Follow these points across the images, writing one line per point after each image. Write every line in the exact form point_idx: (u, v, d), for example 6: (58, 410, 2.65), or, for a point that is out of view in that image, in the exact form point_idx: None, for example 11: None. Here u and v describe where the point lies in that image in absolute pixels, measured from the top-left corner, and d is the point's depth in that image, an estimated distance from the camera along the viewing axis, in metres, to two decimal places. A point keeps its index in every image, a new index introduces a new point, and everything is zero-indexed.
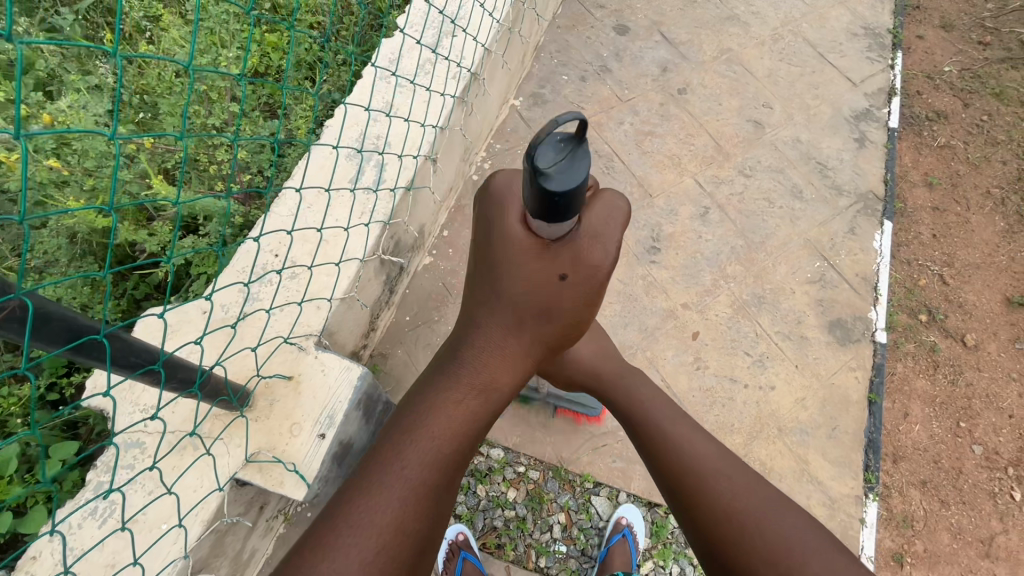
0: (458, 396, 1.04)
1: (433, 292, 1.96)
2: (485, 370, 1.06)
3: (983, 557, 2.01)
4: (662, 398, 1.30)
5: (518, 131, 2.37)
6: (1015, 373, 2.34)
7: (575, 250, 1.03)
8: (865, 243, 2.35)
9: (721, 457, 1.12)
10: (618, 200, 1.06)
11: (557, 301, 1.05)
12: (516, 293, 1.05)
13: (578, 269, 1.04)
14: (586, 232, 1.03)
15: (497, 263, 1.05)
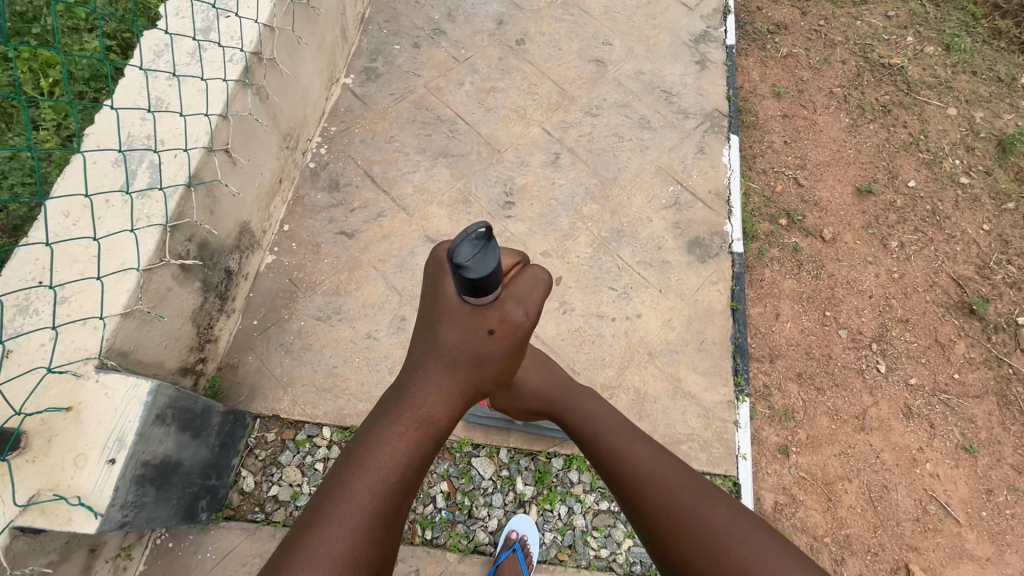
0: (403, 430, 1.00)
1: (280, 290, 1.88)
2: (432, 402, 1.05)
3: (860, 431, 2.13)
4: (619, 420, 1.33)
5: (354, 110, 2.27)
6: (871, 257, 2.49)
7: (500, 309, 1.05)
8: (714, 160, 2.40)
9: (674, 469, 1.14)
10: (540, 271, 1.10)
11: (485, 356, 1.07)
12: (452, 346, 1.06)
13: (504, 330, 1.06)
14: (511, 296, 1.06)
15: (436, 316, 1.07)
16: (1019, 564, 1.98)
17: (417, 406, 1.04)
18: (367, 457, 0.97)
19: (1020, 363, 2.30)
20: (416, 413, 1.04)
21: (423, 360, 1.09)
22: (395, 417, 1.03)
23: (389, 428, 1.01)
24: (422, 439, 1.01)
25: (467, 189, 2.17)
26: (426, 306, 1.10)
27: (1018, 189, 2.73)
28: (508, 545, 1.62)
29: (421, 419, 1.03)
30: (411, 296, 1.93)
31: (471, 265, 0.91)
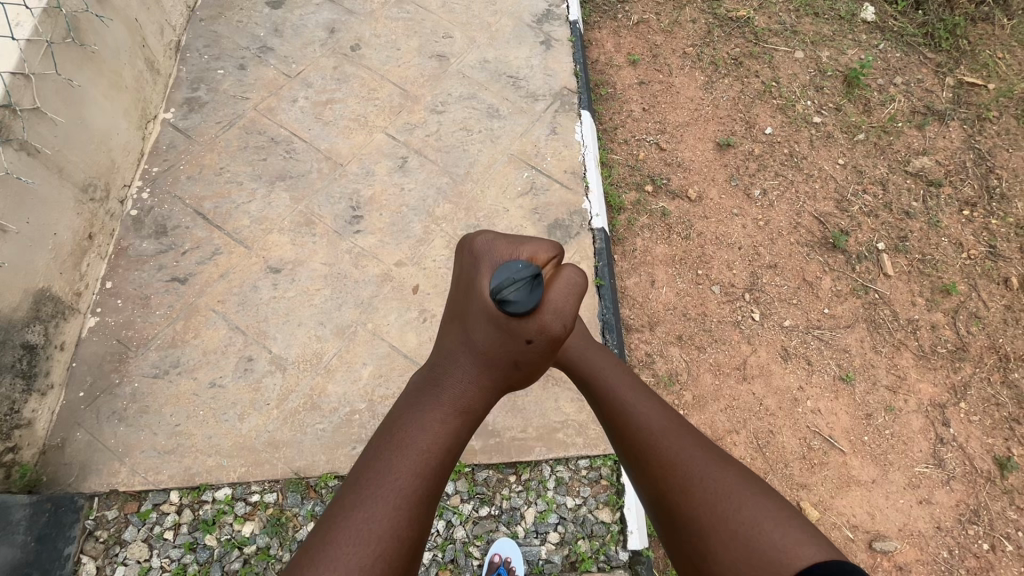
0: (441, 417, 0.94)
1: (107, 353, 1.74)
2: (473, 393, 0.99)
3: (742, 382, 2.17)
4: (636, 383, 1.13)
5: (177, 145, 2.12)
6: (737, 209, 2.52)
7: (540, 319, 0.97)
8: (568, 138, 2.38)
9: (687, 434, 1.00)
10: (574, 272, 1.02)
11: (522, 360, 1.01)
12: (488, 347, 1.00)
13: (544, 338, 0.99)
14: (550, 306, 0.98)
15: (472, 316, 1.01)
16: (902, 480, 2.05)
17: (454, 394, 0.98)
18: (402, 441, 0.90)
19: (883, 288, 2.39)
20: (454, 400, 0.97)
21: (456, 353, 1.02)
22: (426, 404, 0.96)
23: (426, 412, 0.94)
24: (458, 430, 0.95)
25: (309, 211, 2.06)
26: (461, 300, 1.06)
27: (866, 121, 2.84)
28: (493, 571, 1.59)
29: (460, 409, 0.97)
30: (256, 334, 1.83)
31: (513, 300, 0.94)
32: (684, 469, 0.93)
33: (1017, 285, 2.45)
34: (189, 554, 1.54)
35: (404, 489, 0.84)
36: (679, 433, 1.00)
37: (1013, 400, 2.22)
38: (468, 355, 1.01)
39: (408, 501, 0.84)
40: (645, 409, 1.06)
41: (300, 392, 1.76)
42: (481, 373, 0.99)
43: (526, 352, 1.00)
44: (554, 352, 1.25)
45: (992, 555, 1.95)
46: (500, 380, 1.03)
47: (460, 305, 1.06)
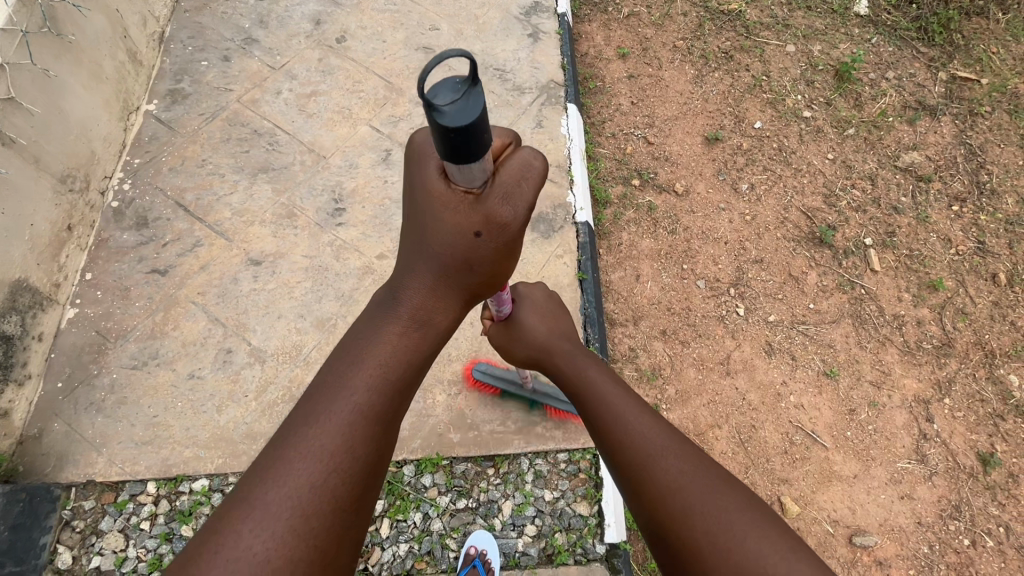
0: (397, 330, 0.88)
1: (86, 344, 1.74)
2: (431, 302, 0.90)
3: (725, 377, 2.16)
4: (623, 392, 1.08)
5: (159, 137, 2.12)
6: (724, 204, 2.51)
7: (487, 208, 0.82)
8: (553, 132, 2.36)
9: (688, 455, 0.92)
10: (532, 154, 0.85)
11: (476, 259, 0.86)
12: (437, 244, 0.85)
13: (495, 228, 0.84)
14: (500, 186, 0.82)
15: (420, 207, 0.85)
16: (884, 475, 2.04)
17: (410, 307, 0.89)
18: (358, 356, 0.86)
19: (870, 283, 2.38)
20: (413, 311, 0.89)
21: (411, 259, 0.90)
22: (383, 317, 0.90)
23: (381, 328, 0.88)
24: (415, 344, 0.89)
25: (291, 203, 2.05)
26: (409, 203, 0.88)
27: (857, 116, 2.82)
28: (469, 563, 1.59)
29: (419, 320, 0.89)
30: (236, 326, 1.82)
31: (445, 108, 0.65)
32: (677, 486, 0.86)
33: (1005, 281, 2.44)
34: (165, 544, 1.55)
35: (358, 406, 0.80)
36: (663, 441, 0.93)
37: (997, 396, 2.22)
38: (421, 259, 0.88)
39: (361, 413, 0.80)
40: (629, 415, 1.00)
41: (278, 384, 1.76)
42: (436, 280, 0.88)
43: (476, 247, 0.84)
44: (546, 360, 1.25)
45: (973, 550, 1.95)
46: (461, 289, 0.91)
47: (412, 208, 0.89)
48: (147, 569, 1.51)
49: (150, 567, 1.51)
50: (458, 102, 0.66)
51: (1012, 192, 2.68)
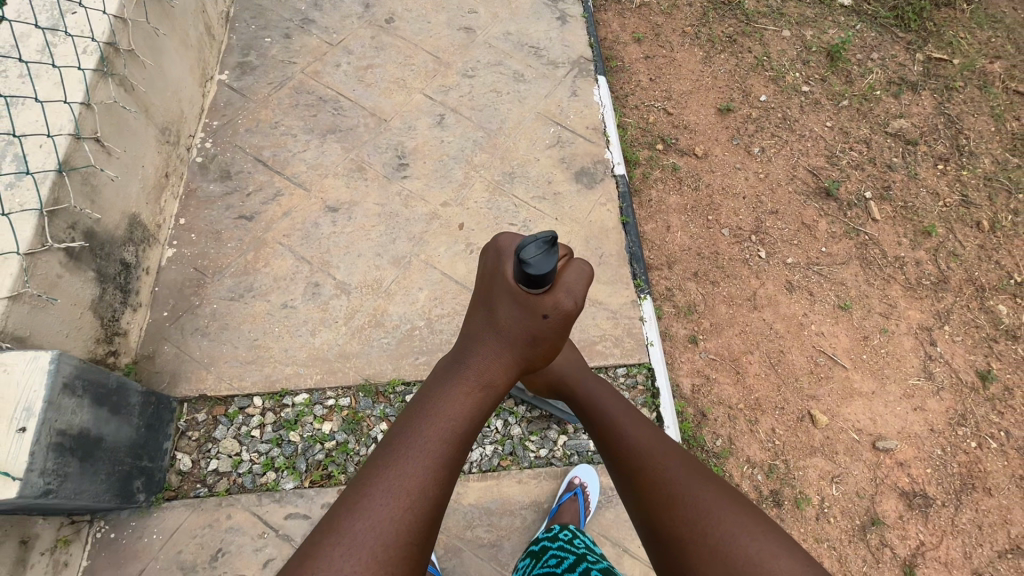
0: (464, 391, 1.02)
1: (186, 279, 1.89)
2: (495, 370, 1.06)
3: (753, 311, 2.40)
4: (636, 415, 1.29)
5: (233, 103, 2.30)
6: (739, 164, 2.78)
7: (553, 296, 1.05)
8: (587, 100, 2.62)
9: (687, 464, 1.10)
10: (584, 264, 1.10)
11: (541, 336, 1.08)
12: (507, 324, 1.07)
13: (559, 315, 1.06)
14: (563, 286, 1.06)
15: (495, 289, 1.09)
16: (899, 391, 2.29)
17: (474, 372, 1.04)
18: (433, 413, 0.97)
19: (873, 230, 2.67)
20: (480, 377, 1.04)
21: (481, 332, 1.09)
22: (455, 379, 1.03)
23: (453, 387, 1.02)
24: (476, 405, 1.01)
25: (360, 159, 2.25)
26: (484, 283, 1.13)
27: (849, 90, 3.15)
28: (570, 489, 1.71)
29: (484, 384, 1.04)
30: (321, 264, 2.00)
31: (532, 262, 0.97)
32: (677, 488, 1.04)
33: (987, 227, 2.76)
34: (275, 449, 1.70)
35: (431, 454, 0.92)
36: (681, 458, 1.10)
37: (989, 323, 2.50)
38: (490, 333, 1.08)
39: (430, 464, 0.91)
40: (645, 436, 1.19)
41: (365, 311, 1.93)
42: (506, 350, 1.07)
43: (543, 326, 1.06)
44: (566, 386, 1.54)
45: (979, 451, 2.20)
46: (522, 357, 1.10)
47: (483, 288, 1.13)
48: (262, 469, 1.66)
49: (264, 467, 1.66)
50: (541, 257, 0.97)
51: (986, 154, 3.03)
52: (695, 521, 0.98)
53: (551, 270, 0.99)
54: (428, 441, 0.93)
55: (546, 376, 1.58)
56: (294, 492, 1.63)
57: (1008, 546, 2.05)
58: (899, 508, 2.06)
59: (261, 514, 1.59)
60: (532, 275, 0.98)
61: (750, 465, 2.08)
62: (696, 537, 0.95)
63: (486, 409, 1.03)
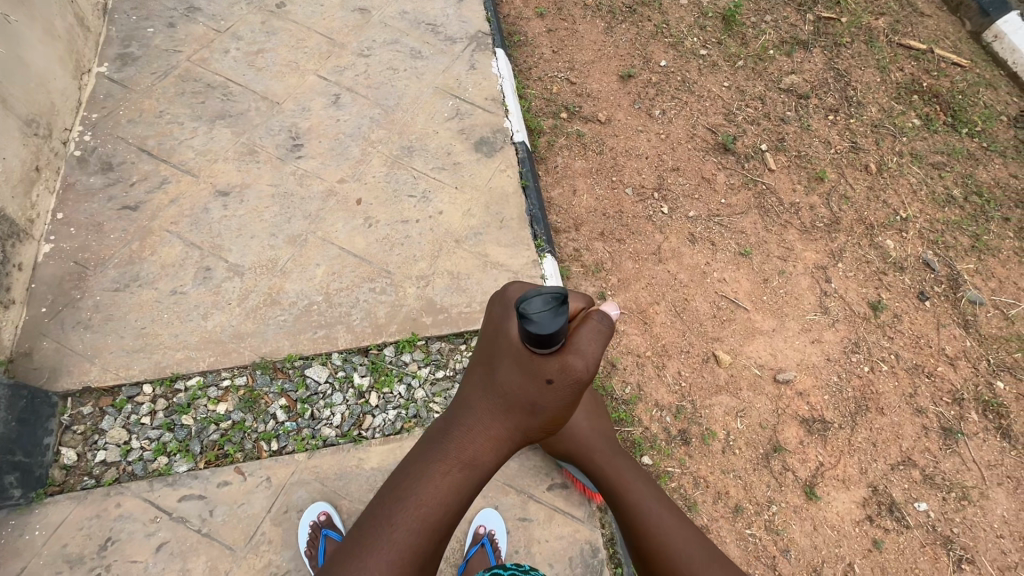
0: (446, 469, 1.14)
1: (65, 274, 1.83)
2: (476, 447, 1.17)
3: (659, 264, 2.48)
4: (646, 484, 1.58)
5: (114, 94, 2.23)
6: (641, 127, 2.87)
7: (562, 358, 1.08)
8: (486, 72, 2.64)
9: (686, 535, 1.44)
10: (602, 321, 1.11)
11: (540, 401, 1.14)
12: (511, 388, 1.15)
13: (564, 378, 1.10)
14: (573, 347, 1.09)
15: (498, 353, 1.17)
16: (797, 326, 2.42)
17: (464, 446, 1.17)
18: (409, 492, 1.12)
19: (769, 180, 2.80)
20: (460, 453, 1.16)
21: (476, 400, 1.20)
22: (435, 459, 1.16)
23: (435, 466, 1.15)
24: (463, 477, 1.14)
25: (251, 142, 2.22)
26: (490, 342, 1.21)
27: (744, 51, 3.28)
28: (475, 540, 1.64)
29: (464, 462, 1.15)
30: (212, 248, 1.97)
31: (534, 319, 0.99)
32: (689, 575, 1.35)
33: (875, 169, 2.93)
34: (168, 434, 1.67)
35: (423, 517, 1.09)
36: (677, 526, 1.46)
37: (879, 257, 2.66)
38: (491, 396, 1.18)
39: (426, 529, 1.09)
40: (645, 497, 1.53)
41: (259, 291, 1.91)
42: (504, 422, 1.18)
43: (544, 391, 1.12)
44: (585, 457, 1.64)
45: (872, 374, 2.35)
46: (517, 425, 1.18)
47: (489, 347, 1.21)
48: (154, 455, 1.62)
49: (156, 453, 1.62)
50: (547, 318, 0.98)
51: (873, 104, 3.22)
52: None
53: (558, 328, 1.00)
54: (423, 514, 1.10)
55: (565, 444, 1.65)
56: (188, 474, 1.60)
57: (900, 459, 2.18)
58: (800, 434, 2.18)
59: (154, 501, 1.56)
60: (536, 332, 0.99)
61: (658, 409, 2.16)
62: None
63: (464, 489, 1.15)
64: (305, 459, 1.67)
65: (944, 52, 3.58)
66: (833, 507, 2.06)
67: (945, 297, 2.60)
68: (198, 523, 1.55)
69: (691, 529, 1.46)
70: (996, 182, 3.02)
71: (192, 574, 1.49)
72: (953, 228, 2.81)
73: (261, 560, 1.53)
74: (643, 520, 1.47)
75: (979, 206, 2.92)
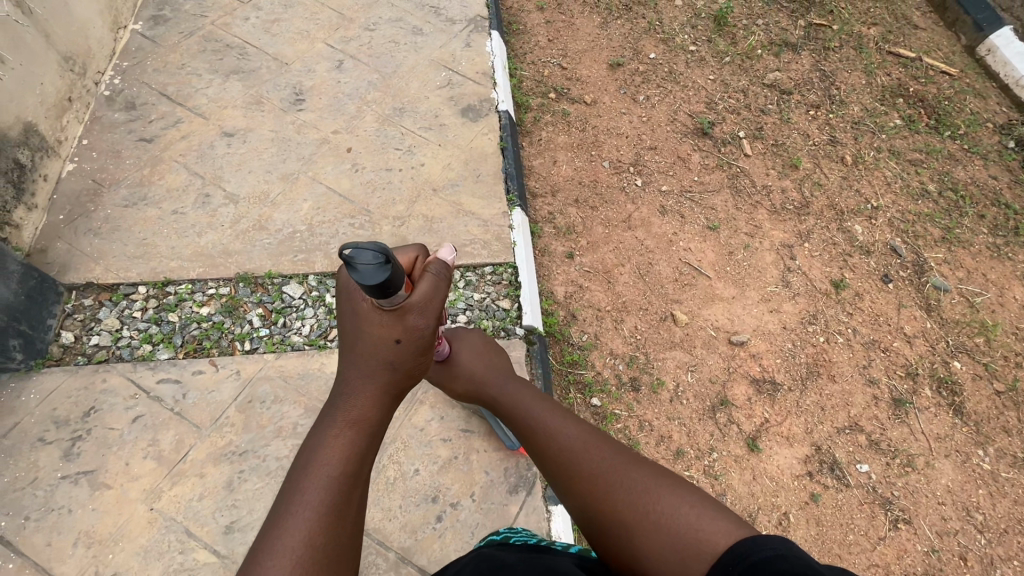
0: (335, 432, 0.98)
1: (84, 189, 2.08)
2: (357, 404, 1.00)
3: (628, 231, 2.63)
4: (548, 404, 1.41)
5: (145, 48, 2.52)
6: (625, 110, 3.05)
7: (403, 318, 0.97)
8: (480, 50, 2.87)
9: (595, 439, 1.25)
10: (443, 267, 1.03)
11: (398, 361, 1.01)
12: (367, 352, 1.00)
13: (412, 336, 0.99)
14: (417, 303, 0.98)
15: (349, 320, 1.01)
16: (757, 296, 2.52)
17: (343, 413, 1.00)
18: (305, 458, 0.97)
19: (744, 164, 2.93)
20: (343, 415, 1.00)
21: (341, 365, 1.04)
22: (320, 424, 1.00)
23: (320, 430, 0.99)
24: (355, 438, 0.99)
25: (259, 95, 2.47)
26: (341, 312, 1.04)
27: (732, 49, 3.45)
28: None
29: (353, 420, 1.00)
30: (213, 178, 2.20)
31: (361, 269, 0.82)
32: (605, 476, 1.16)
33: (850, 161, 3.04)
34: (154, 327, 1.87)
35: (329, 489, 0.93)
36: (583, 432, 1.27)
37: (846, 240, 2.75)
38: (356, 365, 1.01)
39: (330, 499, 0.93)
40: (547, 415, 1.35)
41: (251, 217, 2.13)
42: (371, 383, 1.01)
43: (401, 351, 0.99)
44: (482, 392, 1.55)
45: (827, 345, 2.42)
46: (391, 386, 1.03)
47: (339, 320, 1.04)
48: (140, 343, 1.83)
49: (142, 341, 1.83)
50: (374, 269, 0.83)
51: (855, 103, 3.34)
52: (632, 503, 1.09)
53: (387, 279, 0.85)
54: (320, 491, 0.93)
55: (462, 383, 1.58)
56: (167, 361, 1.80)
57: (847, 424, 2.24)
58: (748, 392, 2.26)
59: (137, 381, 1.75)
60: (369, 287, 0.84)
61: (612, 357, 2.28)
62: (636, 513, 1.07)
63: (367, 440, 1.01)
64: (272, 358, 1.85)
65: (934, 61, 3.68)
66: (774, 460, 2.13)
67: (909, 281, 2.66)
68: (171, 403, 1.73)
69: (597, 432, 1.27)
70: (974, 181, 3.09)
71: (160, 444, 1.66)
72: (925, 220, 2.89)
73: (222, 440, 1.69)
74: (550, 438, 1.28)
75: (953, 200, 2.99)
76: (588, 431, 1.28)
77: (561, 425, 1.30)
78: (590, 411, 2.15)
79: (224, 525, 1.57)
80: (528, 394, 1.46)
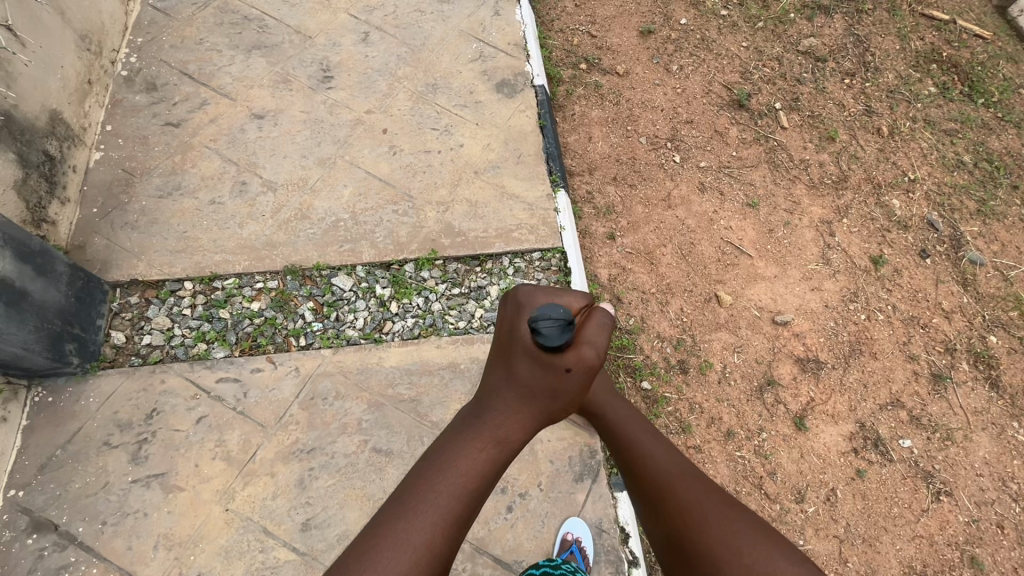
0: (479, 445, 1.06)
1: (114, 179, 1.98)
2: (505, 424, 1.10)
3: (668, 209, 2.58)
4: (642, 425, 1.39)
5: (158, 21, 2.35)
6: (658, 81, 2.94)
7: (575, 352, 1.10)
8: (509, 18, 2.71)
9: (693, 479, 1.21)
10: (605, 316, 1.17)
11: (558, 390, 1.12)
12: (529, 378, 1.12)
13: (580, 368, 1.11)
14: (585, 342, 1.12)
15: (514, 348, 1.14)
16: (799, 274, 2.51)
17: (491, 428, 1.09)
18: (447, 464, 1.03)
19: (781, 137, 2.86)
20: (491, 432, 1.08)
21: (497, 388, 1.14)
22: (467, 435, 1.08)
23: (466, 440, 1.06)
24: (494, 458, 1.05)
25: (285, 72, 2.34)
26: (504, 339, 1.19)
27: (765, 13, 3.31)
28: (566, 548, 1.65)
29: (498, 439, 1.07)
30: (248, 164, 2.10)
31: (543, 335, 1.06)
32: (701, 515, 1.13)
33: (887, 132, 2.98)
34: (206, 325, 1.82)
35: (461, 494, 0.99)
36: (682, 468, 1.23)
37: (884, 215, 2.73)
38: (512, 390, 1.13)
39: (463, 505, 0.98)
40: (644, 438, 1.32)
41: (291, 206, 2.05)
42: (523, 406, 1.12)
43: (563, 381, 1.11)
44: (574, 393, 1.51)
45: (868, 322, 2.44)
46: (539, 412, 1.13)
47: (504, 343, 1.18)
48: (194, 341, 1.79)
49: (196, 339, 1.79)
50: (555, 332, 1.05)
51: (890, 70, 3.25)
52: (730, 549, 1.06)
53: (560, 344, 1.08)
54: (456, 495, 0.98)
55: None
56: (224, 359, 1.77)
57: (889, 400, 2.28)
58: (793, 371, 2.28)
59: (196, 380, 1.72)
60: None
61: (659, 340, 2.28)
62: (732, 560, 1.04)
63: (499, 464, 1.07)
64: (329, 354, 1.82)
65: (967, 24, 3.56)
66: (820, 438, 2.17)
67: (946, 255, 2.67)
68: (233, 403, 1.70)
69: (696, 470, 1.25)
70: (1008, 151, 3.06)
71: (227, 444, 1.65)
72: (961, 192, 2.87)
73: (289, 438, 1.68)
74: (644, 463, 1.26)
75: (987, 172, 2.96)
76: (687, 468, 1.25)
77: (659, 455, 1.27)
78: (641, 395, 2.17)
79: (301, 522, 1.57)
80: (621, 410, 1.43)
